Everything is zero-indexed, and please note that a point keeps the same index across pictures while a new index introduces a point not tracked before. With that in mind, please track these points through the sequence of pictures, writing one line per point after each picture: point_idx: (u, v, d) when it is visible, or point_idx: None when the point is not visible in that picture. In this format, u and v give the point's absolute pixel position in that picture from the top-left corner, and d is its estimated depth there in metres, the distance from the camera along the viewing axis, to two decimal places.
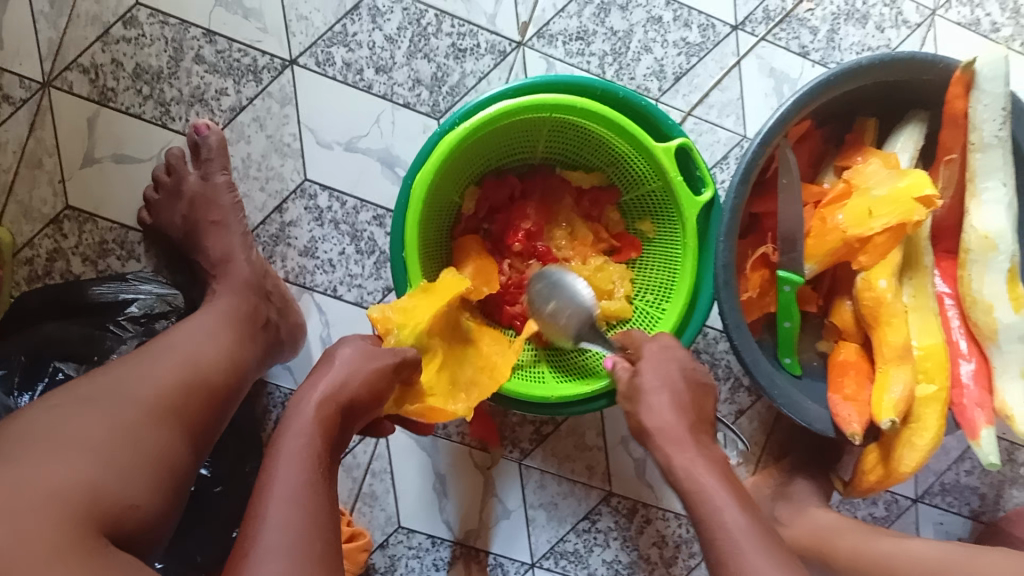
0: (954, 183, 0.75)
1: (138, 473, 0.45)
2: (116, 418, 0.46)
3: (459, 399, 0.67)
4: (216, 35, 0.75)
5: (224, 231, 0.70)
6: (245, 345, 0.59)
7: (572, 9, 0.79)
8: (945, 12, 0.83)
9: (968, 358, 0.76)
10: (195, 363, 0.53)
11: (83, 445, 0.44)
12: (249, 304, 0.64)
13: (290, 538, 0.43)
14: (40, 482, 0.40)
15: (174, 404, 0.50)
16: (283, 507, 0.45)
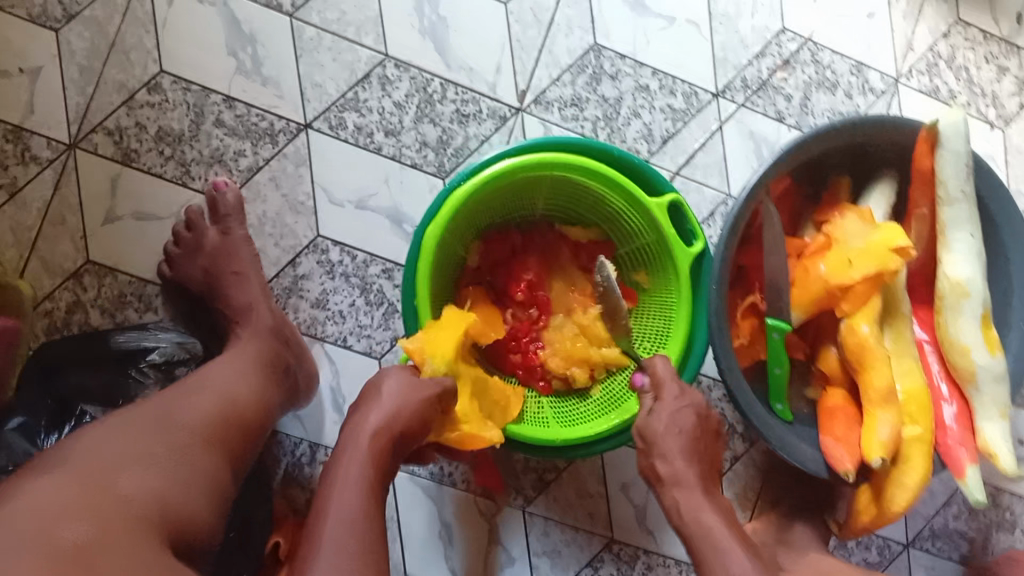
0: (924, 239, 0.81)
1: (188, 489, 0.52)
2: (161, 437, 0.54)
3: (490, 423, 0.71)
4: (236, 100, 0.80)
5: (245, 280, 0.74)
6: (274, 384, 0.66)
7: (567, 78, 0.85)
8: (907, 80, 0.90)
9: (949, 401, 0.80)
10: (232, 397, 0.61)
11: (139, 463, 0.51)
12: (275, 349, 0.70)
13: (365, 532, 0.53)
14: (98, 497, 0.47)
15: (213, 428, 0.58)
16: (350, 523, 0.54)
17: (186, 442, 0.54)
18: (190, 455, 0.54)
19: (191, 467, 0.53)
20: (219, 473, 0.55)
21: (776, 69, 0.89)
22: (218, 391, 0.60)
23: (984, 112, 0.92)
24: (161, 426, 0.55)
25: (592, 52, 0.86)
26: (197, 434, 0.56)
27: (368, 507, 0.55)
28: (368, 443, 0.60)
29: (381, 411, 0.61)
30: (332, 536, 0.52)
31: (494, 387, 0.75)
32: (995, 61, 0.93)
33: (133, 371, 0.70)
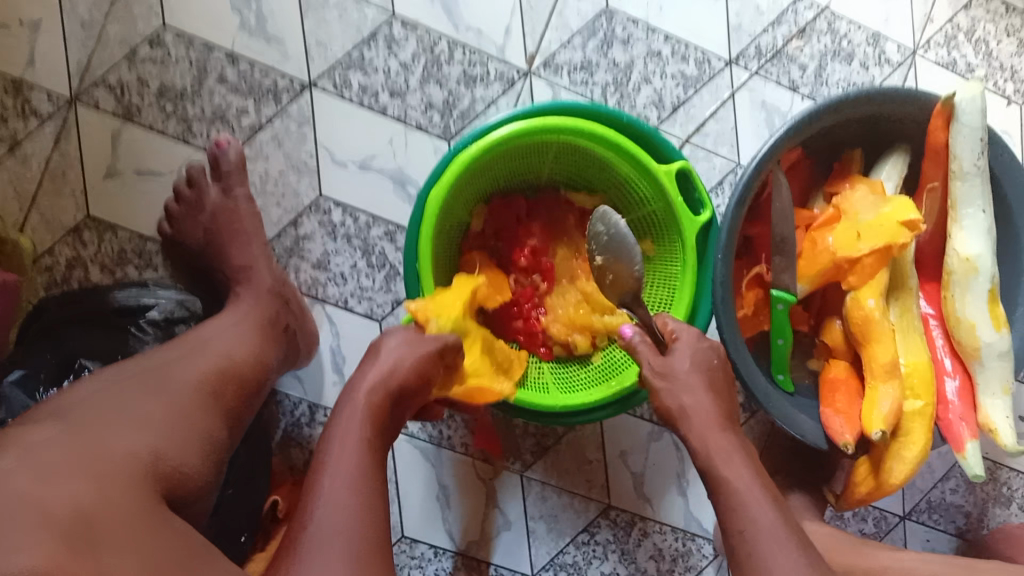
0: (936, 212, 0.80)
1: (189, 446, 0.52)
2: (155, 402, 0.53)
3: (499, 381, 0.72)
4: (240, 57, 0.79)
5: (246, 240, 0.73)
6: (270, 346, 0.65)
7: (577, 42, 0.83)
8: (925, 52, 0.89)
9: (952, 375, 0.80)
10: (229, 360, 0.60)
11: (139, 419, 0.51)
12: (272, 310, 0.69)
13: (350, 498, 0.51)
14: (114, 443, 0.48)
15: (211, 389, 0.57)
16: (338, 489, 0.51)
17: (181, 404, 0.54)
18: (183, 416, 0.53)
19: (188, 425, 0.53)
20: (212, 436, 0.55)
21: (791, 38, 0.87)
22: (214, 353, 0.60)
23: (1001, 87, 0.90)
24: (155, 390, 0.54)
25: (603, 16, 0.84)
26: (193, 396, 0.55)
27: (360, 469, 0.53)
28: (362, 405, 0.59)
29: (379, 366, 0.62)
30: (317, 500, 0.50)
31: (501, 349, 0.76)
32: (1016, 35, 0.91)
33: (133, 328, 0.70)
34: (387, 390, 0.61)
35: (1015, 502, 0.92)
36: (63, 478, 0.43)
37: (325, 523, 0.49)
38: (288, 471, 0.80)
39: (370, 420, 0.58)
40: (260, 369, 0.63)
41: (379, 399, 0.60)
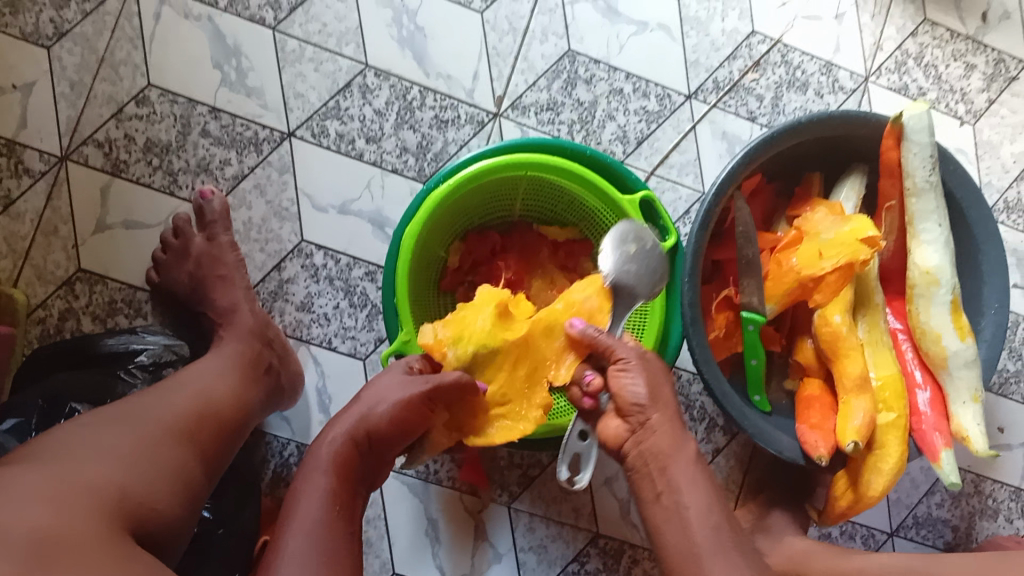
0: (896, 228, 0.83)
1: (161, 482, 0.54)
2: (131, 440, 0.55)
3: (530, 407, 0.70)
4: (221, 111, 0.83)
5: (230, 284, 0.76)
6: (250, 387, 0.68)
7: (542, 83, 0.88)
8: (876, 79, 0.93)
9: (923, 387, 0.82)
10: (205, 402, 0.62)
11: (112, 456, 0.53)
12: (253, 351, 0.71)
13: (317, 549, 0.53)
14: (85, 477, 0.50)
15: (188, 428, 0.59)
16: (303, 540, 0.53)
17: (155, 442, 0.56)
18: (159, 452, 0.55)
19: (160, 461, 0.55)
20: (185, 472, 0.56)
21: (746, 71, 0.91)
22: (192, 394, 0.62)
23: (953, 108, 0.95)
24: (131, 427, 0.56)
25: (566, 58, 0.88)
26: (169, 434, 0.57)
27: (327, 519, 0.56)
28: (331, 451, 0.61)
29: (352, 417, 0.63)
30: (285, 551, 0.53)
31: (545, 346, 0.70)
32: (963, 58, 0.95)
33: (122, 372, 0.72)
34: (359, 434, 0.63)
35: (1001, 515, 0.93)
36: (33, 508, 0.45)
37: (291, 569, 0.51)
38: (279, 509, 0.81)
39: (337, 474, 0.60)
40: (237, 410, 0.65)
41: (347, 446, 0.62)
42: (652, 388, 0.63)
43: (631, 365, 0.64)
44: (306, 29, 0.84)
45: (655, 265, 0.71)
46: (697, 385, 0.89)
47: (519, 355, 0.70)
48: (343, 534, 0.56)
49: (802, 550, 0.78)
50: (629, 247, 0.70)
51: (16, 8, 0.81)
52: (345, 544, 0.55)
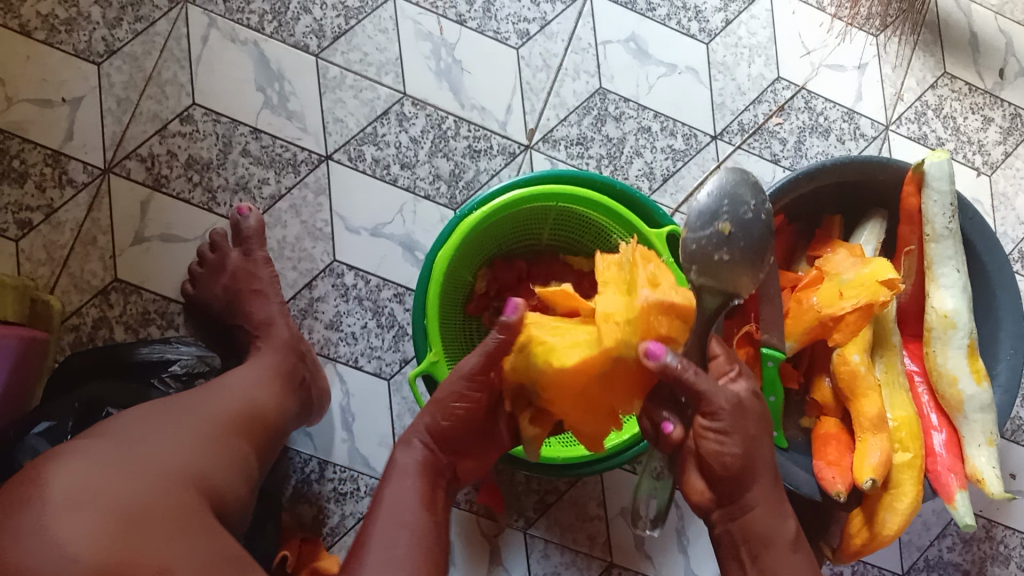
0: (914, 272, 0.85)
1: (228, 468, 0.59)
2: (195, 427, 0.59)
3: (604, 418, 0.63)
4: (262, 132, 0.85)
5: (266, 298, 0.79)
6: (294, 396, 0.71)
7: (573, 119, 0.90)
8: (897, 128, 0.96)
9: (938, 429, 0.83)
10: (260, 399, 0.67)
11: (185, 436, 0.58)
12: (290, 363, 0.74)
13: (405, 536, 0.57)
14: (164, 454, 0.55)
15: (246, 422, 0.64)
16: (390, 526, 0.58)
17: (218, 431, 0.61)
18: (224, 440, 0.60)
19: (225, 450, 0.60)
20: (242, 464, 0.61)
21: (771, 115, 0.94)
22: (248, 392, 0.66)
23: (970, 159, 0.98)
24: (195, 416, 0.60)
25: (597, 95, 0.91)
26: (228, 426, 0.62)
27: (416, 514, 0.60)
28: (413, 454, 0.64)
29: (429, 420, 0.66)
30: (378, 539, 0.57)
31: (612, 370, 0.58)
32: (980, 111, 0.98)
33: (156, 381, 0.74)
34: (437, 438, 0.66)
35: (1012, 561, 0.93)
36: (120, 481, 0.50)
37: (381, 556, 0.55)
38: (299, 526, 0.81)
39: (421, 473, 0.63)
40: (284, 413, 0.69)
41: (425, 451, 0.65)
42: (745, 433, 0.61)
43: (731, 435, 0.60)
44: (348, 57, 0.87)
45: (754, 242, 0.62)
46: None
47: (579, 383, 0.59)
48: (434, 525, 0.59)
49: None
50: (723, 223, 0.62)
51: (70, 26, 0.84)
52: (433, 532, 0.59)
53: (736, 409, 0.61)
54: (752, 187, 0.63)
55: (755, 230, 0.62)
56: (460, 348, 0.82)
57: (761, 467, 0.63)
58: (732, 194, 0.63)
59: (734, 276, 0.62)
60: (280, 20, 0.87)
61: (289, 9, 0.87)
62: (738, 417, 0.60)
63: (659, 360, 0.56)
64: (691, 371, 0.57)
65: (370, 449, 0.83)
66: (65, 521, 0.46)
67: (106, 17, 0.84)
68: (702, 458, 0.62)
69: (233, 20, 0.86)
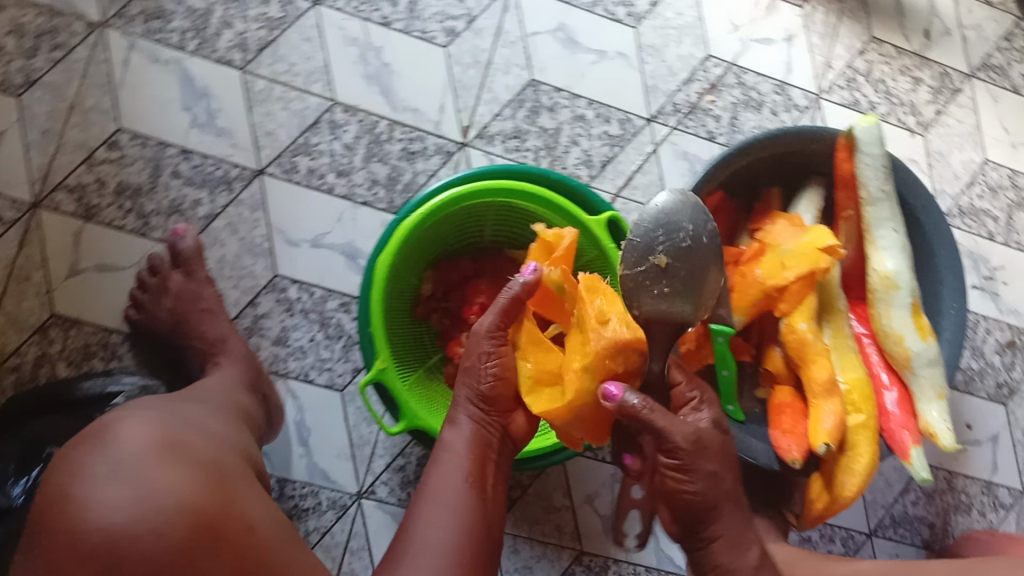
0: (854, 236, 0.86)
1: (246, 449, 0.65)
2: (211, 413, 0.65)
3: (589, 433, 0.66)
4: (192, 152, 0.84)
5: (215, 316, 0.79)
6: (270, 398, 0.78)
7: (507, 113, 0.90)
8: (829, 96, 0.97)
9: (890, 387, 0.84)
10: (248, 400, 0.73)
11: (211, 419, 0.64)
12: (255, 370, 0.77)
13: (450, 514, 0.62)
14: (208, 430, 0.61)
15: (243, 415, 0.70)
16: (440, 511, 0.62)
17: (231, 419, 0.67)
18: (237, 426, 0.66)
19: (239, 433, 0.66)
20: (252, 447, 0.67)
21: (704, 93, 0.94)
22: (237, 391, 0.73)
23: (903, 120, 0.99)
24: (212, 406, 0.67)
25: (529, 88, 0.91)
26: (235, 416, 0.68)
27: (464, 499, 0.63)
28: (464, 435, 0.66)
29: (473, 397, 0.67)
30: (424, 516, 0.62)
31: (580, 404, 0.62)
32: (909, 73, 1.00)
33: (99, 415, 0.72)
34: (483, 416, 0.67)
35: (974, 509, 0.95)
36: (193, 445, 0.56)
37: (429, 534, 0.61)
38: None
39: (474, 453, 0.66)
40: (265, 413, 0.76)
41: (475, 431, 0.67)
42: (698, 449, 0.61)
43: (691, 469, 0.61)
44: (274, 69, 0.86)
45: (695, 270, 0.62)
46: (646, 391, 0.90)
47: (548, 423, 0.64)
48: (477, 501, 0.64)
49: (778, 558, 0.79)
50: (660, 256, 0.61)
51: None
52: (478, 508, 0.63)
53: (697, 439, 0.61)
54: (692, 209, 0.62)
55: (692, 256, 0.62)
56: (413, 352, 0.82)
57: (721, 476, 0.63)
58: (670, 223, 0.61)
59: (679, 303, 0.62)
60: (201, 37, 0.86)
61: (210, 25, 0.86)
62: (699, 446, 0.61)
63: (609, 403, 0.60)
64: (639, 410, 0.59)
65: (329, 462, 0.83)
66: (170, 465, 0.51)
67: (22, 48, 0.83)
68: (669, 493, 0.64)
69: (153, 40, 0.85)
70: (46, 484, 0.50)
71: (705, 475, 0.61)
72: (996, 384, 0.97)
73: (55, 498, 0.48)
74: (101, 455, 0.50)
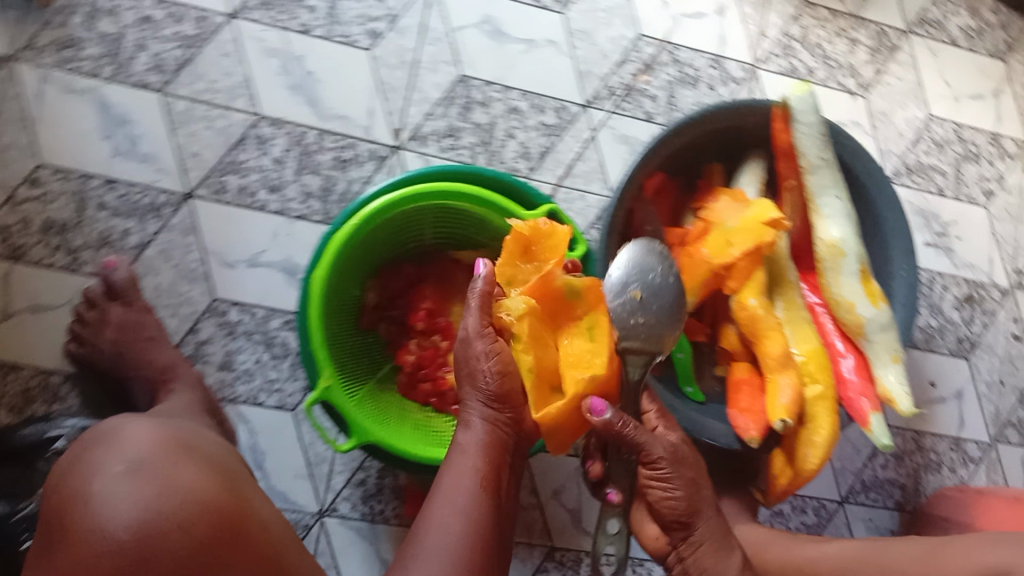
0: (799, 206, 0.85)
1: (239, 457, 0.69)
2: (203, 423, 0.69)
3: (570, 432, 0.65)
4: (117, 182, 0.82)
5: (162, 343, 0.78)
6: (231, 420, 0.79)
7: (438, 111, 0.88)
8: (766, 65, 0.95)
9: (846, 355, 0.83)
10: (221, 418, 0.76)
11: (203, 428, 0.68)
12: (210, 396, 0.77)
13: (461, 519, 0.58)
14: (207, 435, 0.64)
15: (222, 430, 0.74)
16: (449, 511, 0.58)
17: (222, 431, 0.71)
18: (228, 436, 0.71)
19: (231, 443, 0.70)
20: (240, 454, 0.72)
21: (638, 73, 0.93)
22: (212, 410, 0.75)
23: (843, 83, 0.98)
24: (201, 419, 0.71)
25: (459, 84, 0.89)
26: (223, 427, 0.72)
27: (476, 498, 0.59)
28: (478, 432, 0.62)
29: (483, 394, 0.62)
30: (435, 515, 0.58)
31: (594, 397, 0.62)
32: (846, 35, 0.99)
33: (40, 462, 0.70)
34: (498, 414, 0.63)
35: (945, 466, 0.95)
36: (197, 447, 0.60)
37: (443, 534, 0.57)
38: None
39: (489, 450, 0.62)
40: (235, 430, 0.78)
41: (490, 429, 0.62)
42: (677, 462, 0.64)
43: (672, 479, 0.64)
44: (194, 88, 0.84)
45: (668, 304, 0.65)
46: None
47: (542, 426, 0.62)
48: (491, 501, 0.60)
49: (746, 540, 0.79)
50: (634, 290, 0.65)
51: None
52: (492, 512, 0.60)
53: (676, 451, 0.64)
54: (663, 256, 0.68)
55: (664, 292, 0.66)
56: (361, 365, 0.81)
57: (701, 486, 0.66)
58: (640, 263, 0.67)
59: (654, 335, 0.65)
60: (115, 62, 0.83)
61: (123, 49, 0.83)
62: (677, 458, 0.64)
63: (600, 418, 0.60)
64: (629, 421, 0.60)
65: (287, 483, 0.82)
66: (182, 464, 0.55)
67: None
68: (653, 505, 0.66)
69: (66, 70, 0.82)
70: (62, 487, 0.53)
71: (684, 485, 0.64)
72: (957, 340, 0.97)
73: (74, 499, 0.51)
74: (115, 457, 0.54)
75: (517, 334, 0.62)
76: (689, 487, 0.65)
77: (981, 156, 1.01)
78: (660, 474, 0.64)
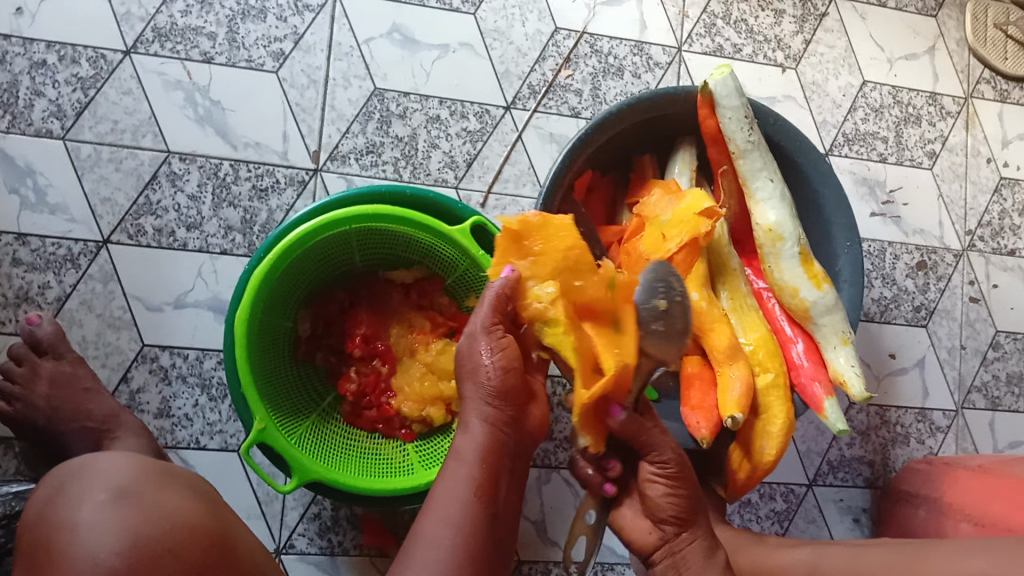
0: (734, 190, 0.83)
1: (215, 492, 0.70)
2: None
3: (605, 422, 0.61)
4: (28, 236, 0.79)
5: (100, 393, 0.74)
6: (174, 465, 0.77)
7: (356, 128, 0.85)
8: (690, 47, 0.93)
9: (795, 339, 0.81)
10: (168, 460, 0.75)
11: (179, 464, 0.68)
12: (151, 443, 0.74)
13: (450, 533, 0.52)
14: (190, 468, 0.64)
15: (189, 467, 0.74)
16: (438, 525, 0.53)
17: None
18: None
19: None
20: None
21: (560, 69, 0.90)
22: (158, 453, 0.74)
23: (772, 57, 0.95)
24: None
25: (374, 97, 0.86)
26: None
27: (468, 509, 0.53)
28: (473, 437, 0.55)
29: (477, 394, 0.56)
30: (424, 529, 0.53)
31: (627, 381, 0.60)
32: (770, 6, 0.96)
33: None
34: (496, 415, 0.56)
35: (912, 438, 0.93)
36: (180, 473, 0.59)
37: (433, 551, 0.52)
38: None
39: (487, 454, 0.55)
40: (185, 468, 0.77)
41: (489, 433, 0.55)
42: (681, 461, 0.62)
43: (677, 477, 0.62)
44: (98, 131, 0.81)
45: None
46: (560, 386, 0.88)
47: (576, 412, 0.59)
48: (486, 513, 0.54)
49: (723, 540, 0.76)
50: None
51: None
52: (485, 525, 0.54)
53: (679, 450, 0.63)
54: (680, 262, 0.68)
55: None
56: (304, 399, 0.79)
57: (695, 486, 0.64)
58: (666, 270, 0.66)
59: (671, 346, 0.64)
60: (12, 112, 0.80)
61: (19, 97, 0.80)
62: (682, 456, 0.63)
63: (618, 420, 0.60)
64: (646, 421, 0.61)
65: None
66: (167, 491, 0.55)
67: None
68: (648, 502, 0.63)
69: None
70: (43, 517, 0.53)
71: (685, 484, 0.63)
72: (913, 308, 0.95)
73: (57, 526, 0.52)
74: (98, 485, 0.54)
75: (554, 318, 0.59)
76: (682, 487, 0.63)
77: (921, 118, 0.99)
78: (670, 471, 0.62)
